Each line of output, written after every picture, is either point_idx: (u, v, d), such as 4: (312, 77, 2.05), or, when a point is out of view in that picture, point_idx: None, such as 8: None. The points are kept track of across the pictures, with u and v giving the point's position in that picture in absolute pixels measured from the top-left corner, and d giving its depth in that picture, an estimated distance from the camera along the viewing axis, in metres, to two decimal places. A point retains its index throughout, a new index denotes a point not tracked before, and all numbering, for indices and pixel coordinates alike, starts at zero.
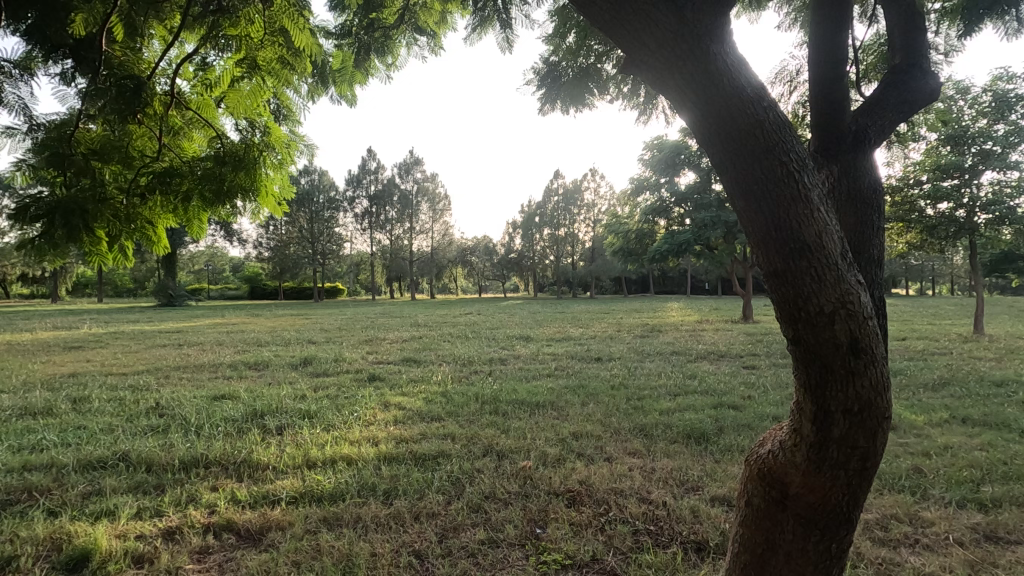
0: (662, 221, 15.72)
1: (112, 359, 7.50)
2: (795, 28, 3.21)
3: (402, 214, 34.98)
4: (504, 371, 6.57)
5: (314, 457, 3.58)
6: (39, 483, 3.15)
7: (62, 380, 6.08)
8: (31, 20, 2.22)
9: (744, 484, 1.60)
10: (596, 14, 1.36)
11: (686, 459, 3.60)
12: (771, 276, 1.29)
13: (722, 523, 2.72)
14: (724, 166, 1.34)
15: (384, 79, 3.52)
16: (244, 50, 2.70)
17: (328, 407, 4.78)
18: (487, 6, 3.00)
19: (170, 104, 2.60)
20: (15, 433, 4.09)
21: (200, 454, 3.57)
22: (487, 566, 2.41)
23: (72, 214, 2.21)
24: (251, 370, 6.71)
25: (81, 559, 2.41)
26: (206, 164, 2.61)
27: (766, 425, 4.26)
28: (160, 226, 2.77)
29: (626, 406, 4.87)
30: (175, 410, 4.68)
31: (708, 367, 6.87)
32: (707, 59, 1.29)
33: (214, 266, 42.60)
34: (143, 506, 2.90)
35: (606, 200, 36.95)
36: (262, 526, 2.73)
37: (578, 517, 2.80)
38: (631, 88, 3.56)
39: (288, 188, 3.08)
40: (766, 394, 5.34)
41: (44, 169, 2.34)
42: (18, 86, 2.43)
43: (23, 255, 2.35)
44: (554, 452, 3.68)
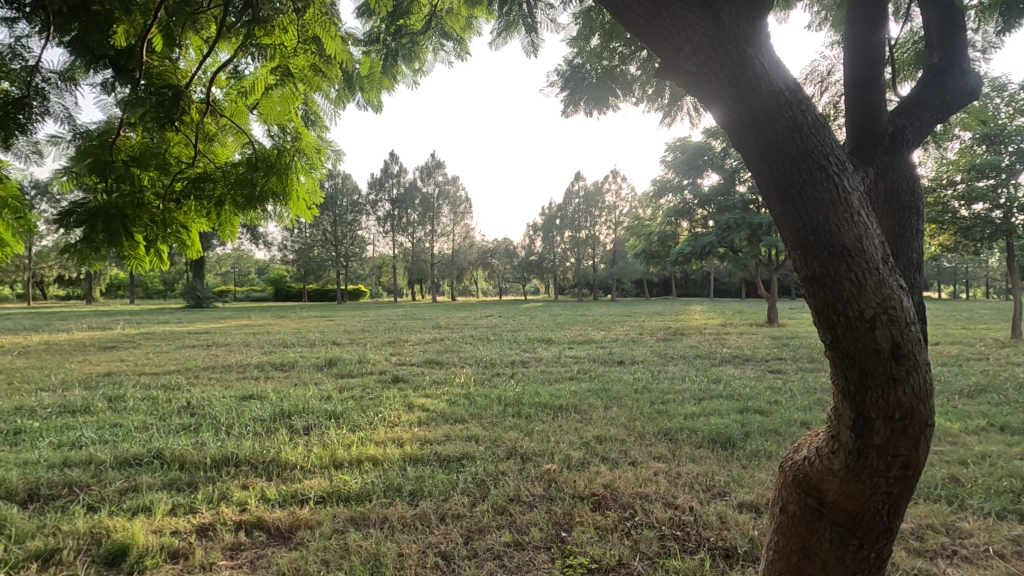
0: (685, 223, 15.57)
1: (144, 360, 7.71)
2: (825, 27, 3.16)
3: (424, 217, 35.25)
4: (526, 373, 6.58)
5: (341, 457, 3.63)
6: (78, 478, 3.25)
7: (98, 379, 6.28)
8: (74, 33, 2.30)
9: (778, 491, 1.58)
10: (632, 18, 1.37)
11: (712, 464, 3.56)
12: (810, 280, 1.28)
13: (751, 530, 2.68)
14: (760, 170, 1.33)
15: (411, 84, 3.57)
16: (278, 59, 2.77)
17: (353, 408, 4.85)
18: (513, 11, 3.03)
19: (206, 111, 2.67)
20: (55, 430, 4.24)
21: (231, 453, 3.66)
22: (513, 568, 2.42)
23: (113, 218, 2.28)
24: (278, 370, 6.84)
25: (119, 554, 2.49)
26: (239, 170, 2.68)
27: (794, 431, 4.18)
28: (193, 230, 2.84)
29: (650, 410, 4.84)
30: (206, 409, 4.80)
31: (733, 370, 6.78)
32: (744, 61, 1.29)
33: (241, 269, 43.58)
34: (177, 503, 2.98)
35: (628, 201, 36.65)
36: (292, 525, 2.77)
37: (604, 521, 2.79)
38: (656, 89, 3.54)
39: (318, 193, 3.13)
40: (793, 398, 5.24)
41: (86, 175, 2.42)
42: (63, 96, 2.52)
43: (66, 259, 2.43)
44: (578, 455, 3.67)
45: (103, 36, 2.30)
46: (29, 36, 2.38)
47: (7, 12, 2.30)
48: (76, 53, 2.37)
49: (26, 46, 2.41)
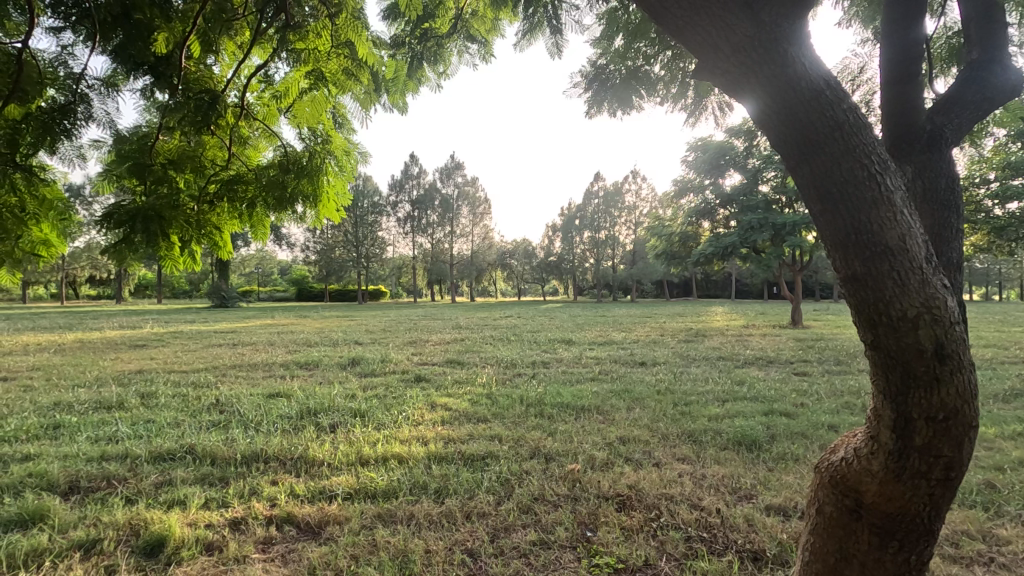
0: (707, 223, 15.40)
1: (174, 357, 7.90)
2: (855, 23, 3.12)
3: (443, 219, 35.46)
4: (547, 374, 6.58)
5: (367, 455, 3.68)
6: (116, 472, 3.36)
7: (131, 376, 6.46)
8: (117, 41, 2.37)
9: (814, 491, 1.58)
10: (671, 20, 1.38)
11: (737, 466, 3.52)
12: (849, 279, 1.28)
13: (780, 532, 2.65)
14: (800, 169, 1.33)
15: (435, 87, 3.61)
16: (311, 63, 2.83)
17: (377, 407, 4.91)
18: (537, 13, 3.05)
19: (240, 115, 2.74)
20: (92, 425, 4.37)
21: (260, 449, 3.74)
22: (539, 567, 2.43)
23: (151, 219, 2.35)
24: (302, 369, 6.94)
25: (157, 545, 2.57)
26: (272, 172, 2.74)
27: (822, 434, 4.12)
28: (225, 231, 2.91)
29: (673, 411, 4.81)
30: (235, 406, 4.90)
31: (757, 372, 6.70)
32: (785, 61, 1.29)
33: (264, 270, 44.42)
34: (210, 497, 3.05)
35: (648, 202, 36.33)
36: (321, 520, 2.83)
37: (629, 522, 2.78)
38: (680, 89, 3.52)
39: (347, 194, 3.18)
40: (820, 401, 5.16)
41: (126, 178, 2.49)
42: (106, 102, 2.60)
43: (107, 258, 2.50)
44: (602, 456, 3.67)
45: (144, 43, 2.38)
46: (75, 45, 2.46)
47: (54, 21, 2.38)
48: (118, 60, 2.45)
49: (72, 54, 2.50)
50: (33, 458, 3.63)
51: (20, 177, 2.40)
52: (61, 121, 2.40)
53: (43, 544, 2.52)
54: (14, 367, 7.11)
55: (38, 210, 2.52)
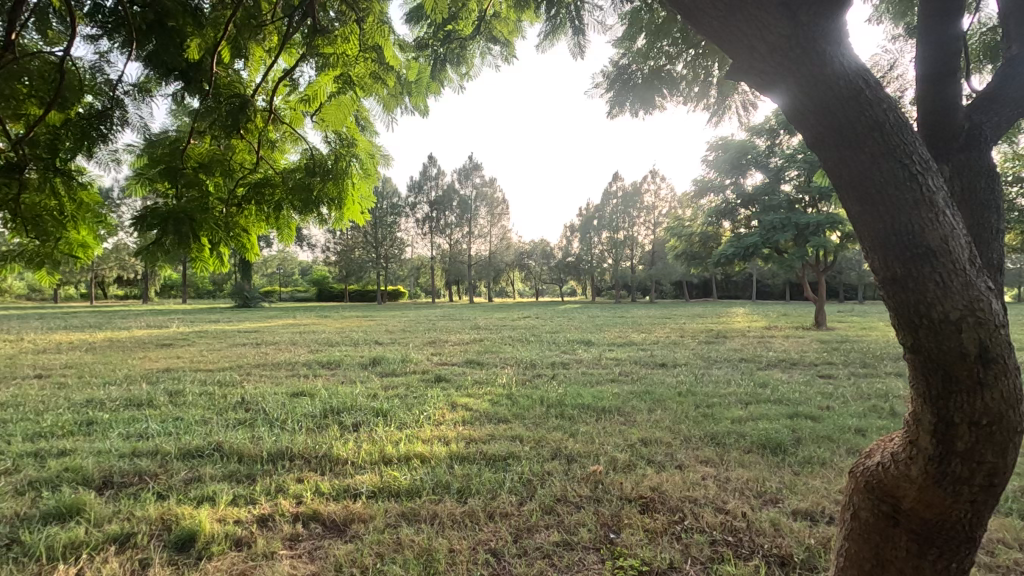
0: (727, 223, 15.23)
1: (199, 357, 8.06)
2: (886, 20, 3.07)
3: (461, 219, 35.61)
4: (567, 375, 6.57)
5: (390, 454, 3.72)
6: (147, 468, 3.45)
7: (159, 374, 6.61)
8: (151, 48, 2.44)
9: (849, 497, 1.56)
10: (706, 20, 1.37)
11: (762, 470, 3.48)
12: (889, 282, 1.26)
13: (807, 537, 2.61)
14: (837, 170, 1.32)
15: (457, 88, 3.63)
16: (339, 67, 2.89)
17: (399, 406, 4.95)
18: (561, 14, 3.04)
19: (269, 119, 2.79)
20: (123, 422, 4.49)
21: (286, 447, 3.80)
22: (563, 568, 2.43)
23: (182, 222, 2.39)
24: (324, 368, 7.04)
25: (188, 540, 2.63)
26: (298, 176, 2.79)
27: (849, 438, 4.04)
28: (253, 233, 2.96)
29: (695, 413, 4.77)
30: (260, 404, 4.99)
31: (781, 374, 6.59)
32: (824, 62, 1.28)
33: (285, 270, 45.06)
34: (238, 494, 3.11)
35: (667, 202, 36.00)
36: (346, 518, 2.86)
37: (653, 524, 2.77)
38: (703, 87, 3.48)
39: (370, 197, 3.21)
40: (846, 404, 5.07)
41: (159, 181, 2.54)
42: (140, 107, 2.67)
43: (140, 260, 2.56)
44: (624, 457, 3.66)
45: (176, 49, 2.44)
46: (111, 52, 2.53)
47: (92, 29, 2.45)
48: (152, 65, 2.51)
49: (109, 61, 2.57)
50: (68, 453, 3.74)
51: (60, 181, 2.48)
52: (98, 126, 2.47)
53: (80, 537, 2.59)
54: (49, 365, 7.33)
55: (76, 214, 2.61)
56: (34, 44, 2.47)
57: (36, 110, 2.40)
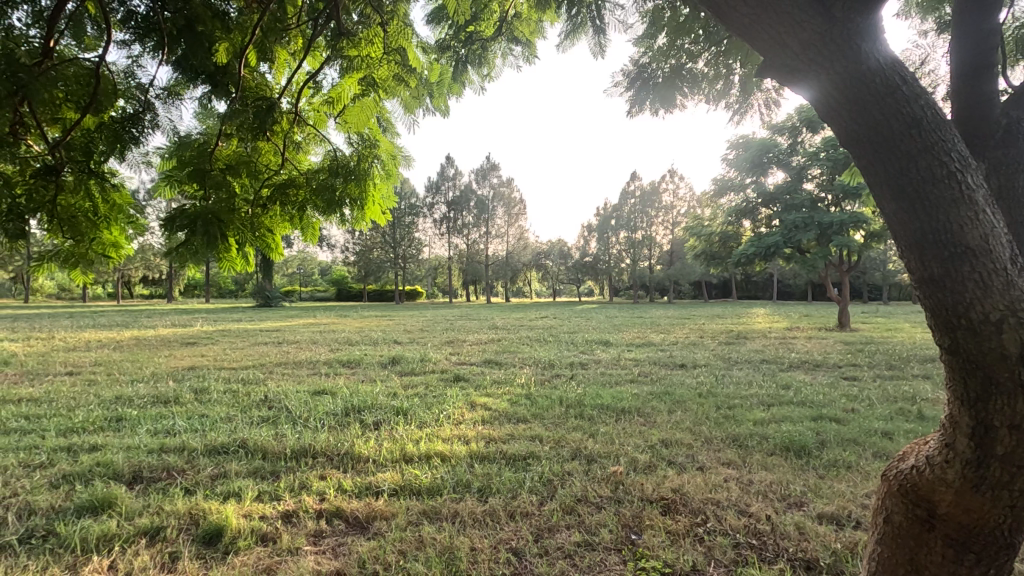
0: (748, 223, 15.02)
1: (222, 355, 8.21)
2: (915, 14, 3.01)
3: (479, 220, 35.70)
4: (586, 375, 6.55)
5: (410, 452, 3.75)
6: (175, 464, 3.52)
7: (184, 372, 6.74)
8: (181, 52, 2.50)
9: (881, 501, 1.55)
10: (736, 18, 1.37)
11: (786, 473, 3.43)
12: (927, 281, 1.26)
13: (833, 542, 2.57)
14: (873, 168, 1.31)
15: (479, 89, 3.65)
16: (364, 70, 2.94)
17: (419, 405, 4.98)
18: (581, 13, 3.04)
19: (294, 121, 2.84)
20: (151, 418, 4.59)
21: (309, 445, 3.85)
22: (585, 568, 2.42)
23: (211, 222, 2.44)
24: (345, 367, 7.11)
25: (215, 535, 2.69)
26: (322, 177, 2.82)
27: (876, 441, 3.96)
28: (277, 234, 3.01)
29: (716, 415, 4.71)
30: (283, 402, 5.06)
31: (804, 376, 6.48)
32: (860, 59, 1.28)
33: (306, 270, 45.71)
34: (263, 490, 3.16)
35: (686, 202, 35.62)
36: (369, 515, 2.89)
37: (675, 526, 2.75)
38: (725, 84, 3.42)
39: (392, 198, 3.23)
40: (872, 407, 4.97)
41: (188, 183, 2.59)
42: (170, 111, 2.73)
43: (170, 260, 2.63)
44: (644, 458, 3.64)
45: (206, 54, 2.51)
46: (142, 56, 2.59)
47: (125, 35, 2.52)
48: (181, 69, 2.57)
49: (140, 65, 2.63)
50: (99, 448, 3.84)
51: (94, 183, 2.55)
52: (130, 129, 2.53)
53: (112, 530, 2.65)
54: (80, 362, 7.52)
55: (109, 215, 2.68)
56: (69, 50, 2.53)
57: (72, 114, 2.48)
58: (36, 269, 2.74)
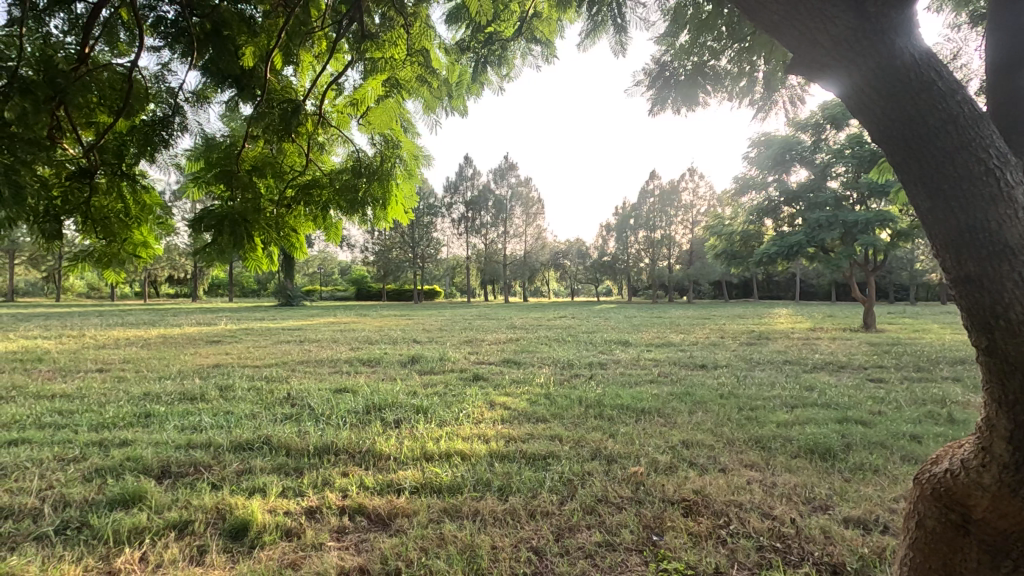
0: (770, 221, 14.79)
1: (246, 353, 8.36)
2: (947, 7, 2.94)
3: (497, 219, 35.76)
4: (606, 375, 6.52)
5: (431, 450, 3.78)
6: (202, 459, 3.60)
7: (210, 370, 6.88)
8: (208, 56, 2.55)
9: (913, 504, 1.52)
10: (766, 14, 1.38)
11: (811, 475, 3.37)
12: (963, 279, 1.25)
13: (860, 546, 2.52)
14: (907, 165, 1.31)
15: (498, 89, 3.66)
16: (388, 71, 2.98)
17: (438, 404, 5.02)
18: (602, 12, 3.02)
19: (319, 122, 2.88)
20: (178, 414, 4.70)
21: (331, 442, 3.90)
22: (606, 569, 2.41)
23: (238, 223, 2.48)
24: (366, 365, 7.19)
25: (241, 529, 2.74)
26: (345, 177, 2.86)
27: (904, 444, 3.88)
28: (301, 234, 3.05)
29: (739, 416, 4.66)
30: (305, 400, 5.13)
31: (828, 378, 6.36)
32: (892, 55, 1.28)
33: (326, 270, 46.30)
34: (287, 486, 3.22)
35: (706, 201, 35.22)
36: (390, 513, 2.92)
37: (697, 527, 2.73)
38: (749, 82, 3.38)
39: (413, 196, 3.26)
40: (899, 410, 4.85)
41: (215, 184, 2.63)
42: (198, 113, 2.79)
43: (198, 259, 2.67)
44: (665, 459, 3.62)
45: (233, 57, 2.56)
46: (172, 62, 2.65)
47: (155, 40, 2.58)
48: (208, 73, 2.62)
49: (170, 70, 2.69)
50: (129, 443, 3.94)
51: (126, 185, 2.61)
52: (160, 132, 2.61)
53: (142, 523, 2.73)
54: (110, 359, 7.73)
55: (140, 215, 2.75)
56: (103, 56, 2.61)
57: (106, 118, 2.55)
58: (70, 270, 2.82)
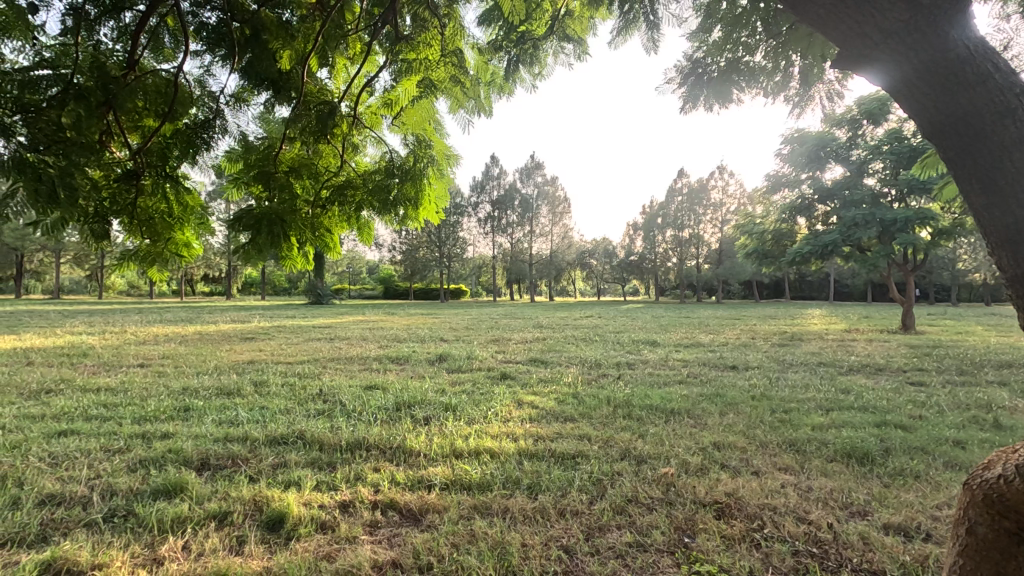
0: (803, 220, 14.44)
1: (279, 350, 8.55)
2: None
3: (523, 219, 35.80)
4: (634, 375, 6.46)
5: (460, 447, 3.81)
6: (239, 452, 3.71)
7: (244, 366, 7.07)
8: (247, 60, 2.62)
9: (963, 510, 1.47)
10: (812, 8, 1.40)
11: (848, 480, 3.29)
12: (1019, 280, 1.23)
13: (901, 554, 2.45)
14: (961, 160, 1.30)
15: (530, 87, 3.67)
16: (421, 72, 3.02)
17: (467, 402, 5.05)
18: (634, 9, 2.99)
19: (353, 124, 2.93)
20: (215, 409, 4.84)
21: (362, 438, 3.97)
22: (637, 569, 2.40)
23: (275, 222, 2.55)
24: (394, 363, 7.29)
25: (278, 521, 2.81)
26: (378, 177, 2.91)
27: (946, 450, 3.74)
28: (335, 234, 3.11)
29: (772, 419, 4.56)
30: (336, 396, 5.23)
31: (865, 381, 6.17)
32: (945, 46, 1.27)
33: (354, 268, 47.14)
34: (321, 480, 3.29)
35: (735, 199, 34.62)
36: (421, 508, 2.96)
37: (730, 531, 2.69)
38: (783, 77, 3.31)
39: (445, 196, 3.27)
40: (941, 414, 4.69)
41: (253, 184, 2.69)
42: (238, 116, 2.87)
43: (236, 258, 2.74)
44: (696, 460, 3.57)
45: (271, 61, 2.62)
46: (213, 65, 2.73)
47: (198, 46, 2.66)
48: (247, 77, 2.69)
49: (211, 74, 2.78)
50: (170, 436, 4.08)
51: (169, 186, 2.70)
52: (201, 134, 2.71)
53: (184, 513, 2.82)
54: (150, 355, 8.00)
55: (182, 215, 2.83)
56: (149, 62, 2.72)
57: (152, 122, 2.65)
58: (118, 268, 2.93)
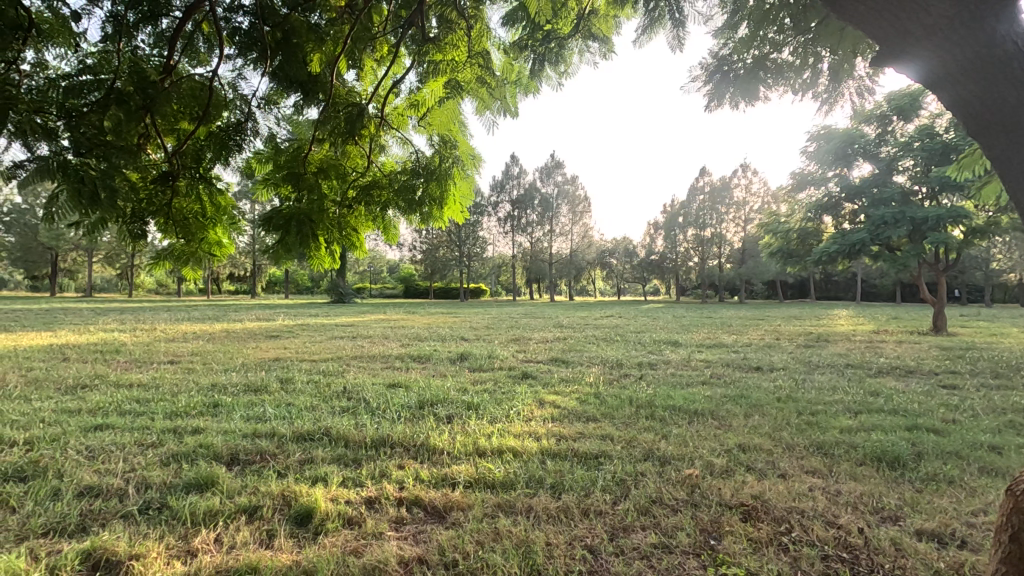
0: (829, 218, 14.15)
1: (303, 348, 8.68)
2: None
3: (543, 218, 35.76)
4: (657, 376, 6.42)
5: (483, 446, 3.83)
6: (267, 448, 3.78)
7: (270, 363, 7.20)
8: (278, 62, 2.67)
9: (1005, 517, 1.45)
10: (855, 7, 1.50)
11: (878, 484, 3.22)
12: None
13: (935, 561, 2.40)
14: (1008, 152, 1.37)
15: (556, 86, 3.69)
16: (447, 73, 3.06)
17: (489, 401, 5.07)
18: (659, 7, 2.96)
19: (380, 125, 2.98)
20: (243, 405, 4.94)
21: (386, 435, 4.02)
22: (662, 570, 2.39)
23: (304, 222, 2.61)
24: (416, 362, 7.34)
25: (306, 516, 2.87)
26: (404, 177, 2.95)
27: (982, 455, 3.64)
28: (361, 233, 3.16)
29: (798, 421, 4.49)
30: (360, 394, 5.30)
31: (895, 383, 6.04)
32: (992, 41, 1.36)
33: (375, 267, 47.64)
34: (347, 476, 3.34)
35: (759, 198, 34.09)
36: (446, 505, 2.98)
37: (757, 533, 2.66)
38: (812, 74, 3.25)
39: (470, 196, 3.29)
40: (976, 418, 4.56)
41: (283, 185, 2.75)
42: (268, 117, 2.93)
43: (265, 257, 2.81)
44: (721, 462, 3.53)
45: (301, 63, 2.68)
46: (245, 69, 2.79)
47: (231, 50, 2.73)
48: (277, 80, 2.75)
49: (243, 77, 2.84)
50: (200, 431, 4.18)
51: (203, 187, 2.78)
52: (233, 137, 2.77)
53: (216, 507, 2.89)
54: (179, 352, 8.20)
55: (215, 216, 2.90)
56: (185, 67, 2.79)
57: (187, 125, 2.73)
58: (155, 267, 3.03)
